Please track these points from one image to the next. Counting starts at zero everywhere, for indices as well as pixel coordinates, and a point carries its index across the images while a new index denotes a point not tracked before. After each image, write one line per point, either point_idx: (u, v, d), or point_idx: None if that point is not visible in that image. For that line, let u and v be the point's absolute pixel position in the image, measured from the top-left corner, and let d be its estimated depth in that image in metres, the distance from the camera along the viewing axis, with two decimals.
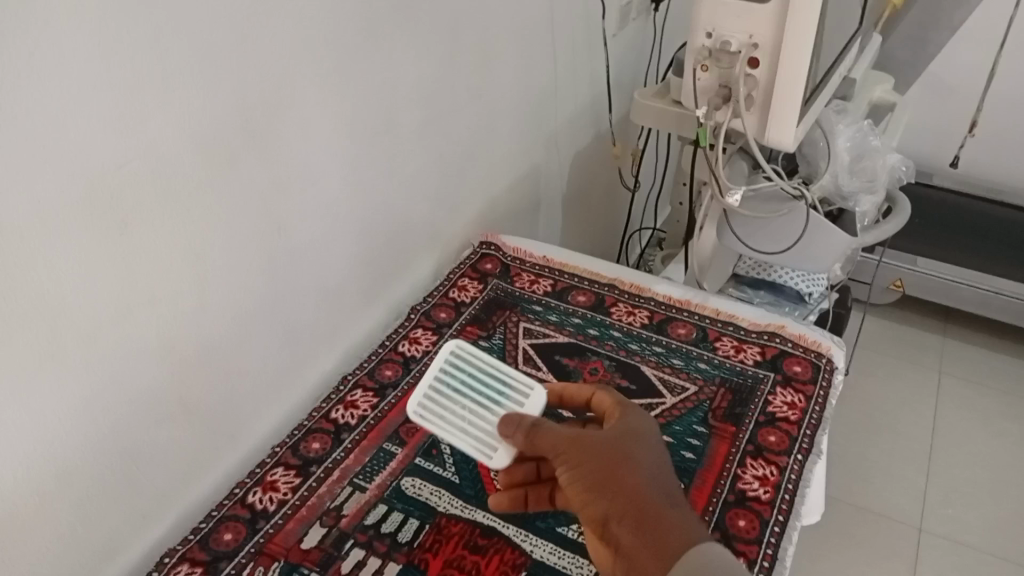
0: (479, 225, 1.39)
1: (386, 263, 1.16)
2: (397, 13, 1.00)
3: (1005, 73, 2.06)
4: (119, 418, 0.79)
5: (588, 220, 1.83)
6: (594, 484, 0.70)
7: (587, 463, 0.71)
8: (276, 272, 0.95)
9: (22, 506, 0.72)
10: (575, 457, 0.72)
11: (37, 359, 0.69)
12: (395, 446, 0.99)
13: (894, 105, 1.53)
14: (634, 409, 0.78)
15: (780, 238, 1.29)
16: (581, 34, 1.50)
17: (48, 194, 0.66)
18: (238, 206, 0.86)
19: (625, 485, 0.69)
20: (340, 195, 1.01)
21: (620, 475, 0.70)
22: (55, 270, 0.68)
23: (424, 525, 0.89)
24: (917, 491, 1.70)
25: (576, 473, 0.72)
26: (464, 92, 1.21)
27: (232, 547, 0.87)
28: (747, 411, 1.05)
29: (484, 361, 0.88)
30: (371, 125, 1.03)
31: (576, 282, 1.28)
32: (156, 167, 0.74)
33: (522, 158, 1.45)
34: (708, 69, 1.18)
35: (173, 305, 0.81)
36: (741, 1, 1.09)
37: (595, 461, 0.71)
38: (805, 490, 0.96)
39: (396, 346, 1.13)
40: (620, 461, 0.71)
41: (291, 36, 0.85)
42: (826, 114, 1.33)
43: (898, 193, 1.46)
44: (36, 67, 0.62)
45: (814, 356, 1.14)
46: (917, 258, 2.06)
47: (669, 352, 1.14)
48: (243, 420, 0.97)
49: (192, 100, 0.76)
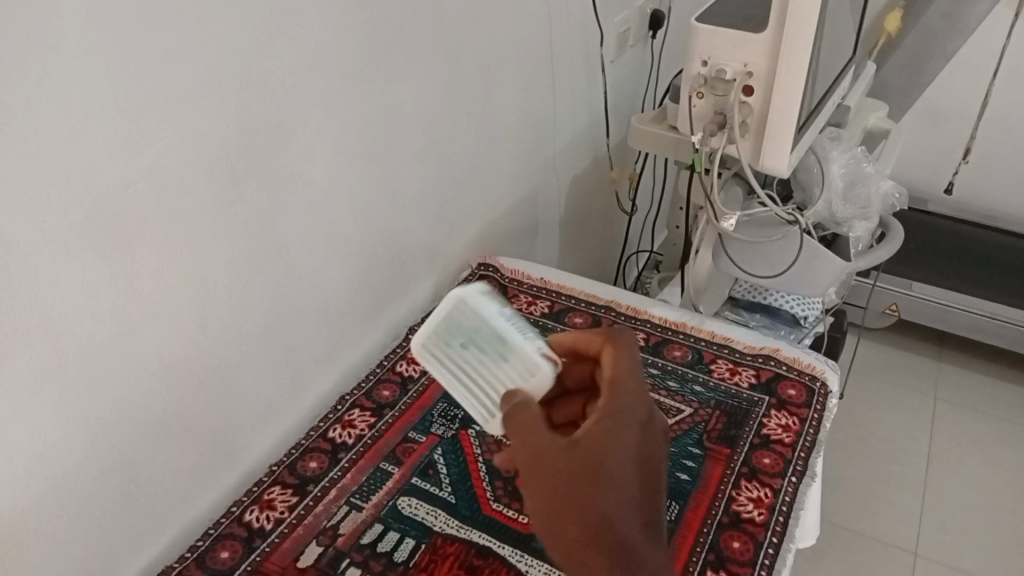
0: (478, 247, 1.40)
1: (386, 284, 1.18)
2: (400, 39, 1.02)
3: (998, 102, 2.08)
4: (118, 435, 0.80)
5: (586, 243, 1.85)
6: (550, 522, 0.65)
7: (540, 501, 0.65)
8: (276, 291, 0.96)
9: (23, 519, 0.73)
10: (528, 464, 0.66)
11: (38, 376, 0.70)
12: (392, 466, 0.99)
13: (889, 131, 1.55)
14: (623, 419, 0.66)
15: (774, 263, 1.31)
16: (580, 62, 1.53)
17: (52, 215, 0.67)
18: (241, 230, 0.87)
19: (571, 544, 0.64)
20: (341, 216, 1.03)
21: (572, 527, 0.63)
22: (58, 290, 0.70)
23: (419, 545, 0.90)
24: (912, 515, 1.70)
25: (532, 502, 0.66)
26: (465, 116, 1.23)
27: (229, 566, 0.87)
28: (741, 434, 1.06)
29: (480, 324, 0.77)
30: (373, 149, 1.05)
31: (573, 303, 1.29)
32: (159, 190, 0.76)
33: (521, 180, 1.47)
34: (704, 97, 1.21)
35: (174, 323, 0.82)
36: (736, 31, 1.12)
37: (546, 501, 0.64)
38: (800, 512, 0.97)
39: (394, 366, 1.14)
40: (574, 508, 0.63)
41: (294, 62, 0.87)
42: (821, 141, 1.36)
43: (891, 219, 1.49)
44: (46, 91, 0.64)
45: (809, 379, 1.15)
46: (913, 283, 2.06)
47: (664, 374, 1.15)
48: (241, 439, 0.97)
49: (195, 124, 0.77)
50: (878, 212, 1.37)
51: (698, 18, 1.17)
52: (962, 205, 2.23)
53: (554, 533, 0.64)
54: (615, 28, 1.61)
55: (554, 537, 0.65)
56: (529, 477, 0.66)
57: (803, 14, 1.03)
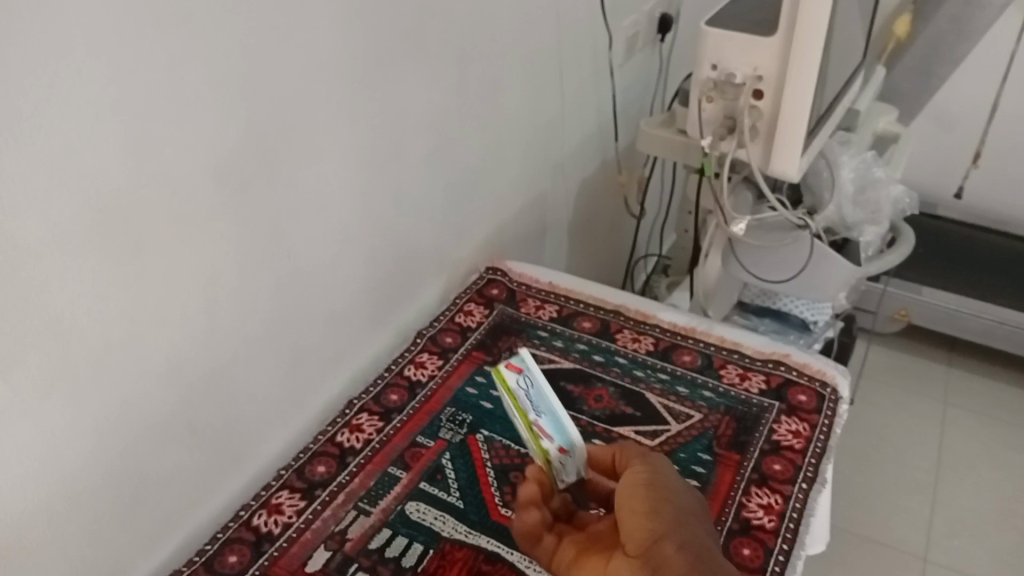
0: (486, 251, 1.40)
1: (394, 288, 1.17)
2: (408, 41, 1.02)
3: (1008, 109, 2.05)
4: (127, 438, 0.80)
5: (594, 247, 1.85)
6: (663, 498, 0.70)
7: (662, 481, 0.72)
8: (285, 294, 0.95)
9: (33, 523, 0.72)
10: (643, 462, 0.75)
11: (50, 378, 0.70)
12: (400, 470, 0.99)
13: (898, 135, 1.54)
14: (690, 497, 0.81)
15: (785, 268, 1.32)
16: (589, 66, 1.53)
17: (62, 218, 0.67)
18: (251, 232, 0.87)
19: (682, 520, 0.68)
20: (351, 219, 1.03)
21: (687, 510, 0.70)
22: (68, 293, 0.70)
23: (428, 550, 0.89)
24: (923, 521, 1.69)
25: (649, 481, 0.72)
26: (474, 119, 1.23)
27: (237, 569, 0.87)
28: (751, 439, 1.06)
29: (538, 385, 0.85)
30: (383, 153, 1.04)
31: (581, 308, 1.28)
32: (168, 193, 0.76)
33: (529, 184, 1.46)
34: (713, 100, 1.21)
35: (182, 327, 0.82)
36: (746, 35, 1.12)
37: (667, 485, 0.72)
38: (811, 519, 0.96)
39: (402, 370, 1.14)
40: (689, 500, 0.72)
41: (303, 64, 0.87)
42: (830, 145, 1.34)
43: (902, 224, 1.49)
44: (56, 94, 0.64)
45: (819, 385, 1.14)
46: (922, 287, 2.03)
47: (674, 379, 1.15)
48: (249, 442, 0.97)
49: (205, 128, 0.77)
50: (888, 217, 1.38)
51: (708, 21, 1.16)
52: (971, 209, 2.18)
53: (664, 506, 0.69)
54: (623, 31, 1.61)
55: (663, 509, 0.69)
56: (650, 466, 0.75)
57: (813, 17, 1.03)
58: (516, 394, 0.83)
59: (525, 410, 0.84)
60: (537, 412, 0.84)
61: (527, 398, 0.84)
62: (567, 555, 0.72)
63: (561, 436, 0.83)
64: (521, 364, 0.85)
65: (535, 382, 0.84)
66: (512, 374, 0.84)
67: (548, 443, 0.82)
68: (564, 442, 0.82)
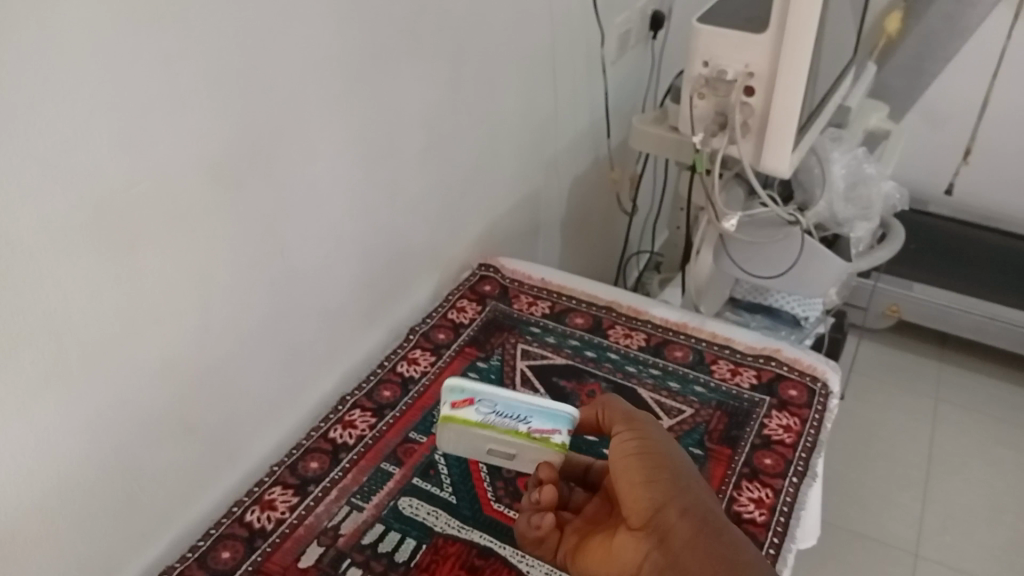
0: (479, 248, 1.40)
1: (386, 285, 1.17)
2: (401, 39, 1.02)
3: (999, 106, 2.05)
4: (122, 435, 0.80)
5: (587, 243, 1.85)
6: (659, 462, 0.69)
7: (654, 444, 0.71)
8: (277, 292, 0.95)
9: (28, 520, 0.73)
10: (635, 425, 0.74)
11: (43, 377, 0.70)
12: (393, 466, 0.99)
13: (889, 133, 1.56)
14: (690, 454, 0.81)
15: (776, 263, 1.32)
16: (582, 63, 1.54)
17: (57, 213, 0.67)
18: (244, 230, 0.87)
19: (681, 481, 0.67)
20: (344, 217, 1.03)
21: (685, 469, 0.69)
22: (63, 291, 0.70)
23: (421, 545, 0.90)
24: (913, 516, 1.70)
25: (641, 447, 0.71)
26: (467, 117, 1.23)
27: (230, 565, 0.87)
28: (742, 434, 1.06)
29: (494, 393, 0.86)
30: (376, 150, 1.05)
31: (574, 304, 1.29)
32: (162, 188, 0.76)
33: (521, 182, 1.47)
34: (705, 97, 1.21)
35: (178, 323, 0.82)
36: (738, 31, 1.12)
37: (660, 446, 0.71)
38: (801, 512, 0.97)
39: (395, 367, 1.14)
40: (685, 458, 0.71)
41: (297, 61, 0.87)
42: (820, 142, 1.36)
43: (892, 220, 1.50)
44: (51, 91, 0.64)
45: (810, 380, 1.15)
46: (914, 283, 2.06)
47: (666, 375, 1.15)
48: (242, 438, 0.97)
49: (199, 125, 0.78)
50: (879, 213, 1.38)
51: (700, 19, 1.17)
52: (962, 206, 2.19)
53: (661, 470, 0.68)
54: (615, 29, 1.61)
55: (659, 475, 0.68)
56: (640, 430, 0.73)
57: (805, 15, 1.03)
58: (489, 422, 0.84)
59: (510, 426, 0.84)
60: (523, 420, 0.84)
61: (502, 417, 0.84)
62: (572, 542, 0.72)
63: (559, 422, 0.84)
64: (471, 396, 0.86)
65: (498, 399, 0.86)
66: (470, 410, 0.85)
67: (556, 435, 0.83)
68: (565, 423, 0.84)
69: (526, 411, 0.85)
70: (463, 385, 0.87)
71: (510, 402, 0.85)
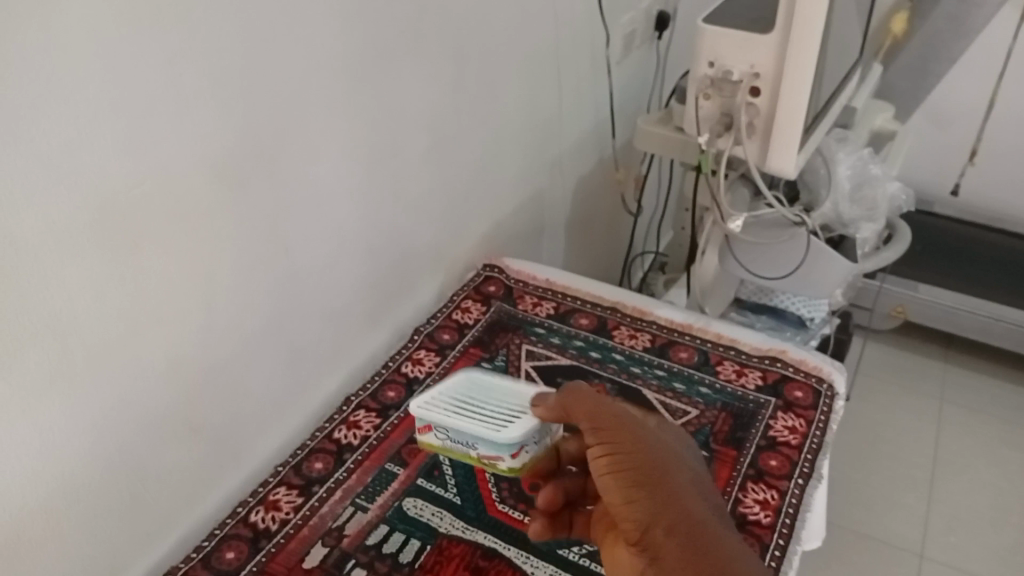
0: (484, 249, 1.40)
1: (390, 286, 1.17)
2: (405, 38, 1.02)
3: (1005, 106, 2.04)
4: (127, 435, 0.80)
5: (591, 243, 1.85)
6: (638, 476, 0.67)
7: (632, 453, 0.69)
8: (281, 292, 0.95)
9: (32, 520, 0.73)
10: (609, 430, 0.72)
11: (48, 376, 0.70)
12: (397, 466, 0.99)
13: (894, 133, 1.54)
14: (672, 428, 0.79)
15: (781, 264, 1.32)
16: (586, 63, 1.53)
17: (61, 212, 0.67)
18: (249, 230, 0.87)
19: (663, 496, 0.65)
20: (348, 218, 1.03)
21: (666, 478, 0.67)
22: (67, 290, 0.70)
23: (425, 546, 0.90)
24: (919, 518, 1.70)
25: (618, 460, 0.69)
26: (471, 117, 1.23)
27: (234, 566, 0.87)
28: (747, 436, 1.06)
29: (444, 421, 0.85)
30: (380, 150, 1.05)
31: (578, 305, 1.28)
32: (166, 187, 0.76)
33: (526, 182, 1.46)
34: (710, 98, 1.21)
35: (182, 323, 0.82)
36: (743, 32, 1.12)
37: (638, 455, 0.69)
38: (807, 514, 0.96)
39: (399, 367, 1.14)
40: (667, 462, 0.68)
41: (301, 62, 0.87)
42: (826, 143, 1.35)
43: (898, 220, 1.49)
44: (55, 91, 0.64)
45: (816, 382, 1.14)
46: (919, 284, 2.05)
47: (671, 376, 1.15)
48: (246, 438, 0.97)
49: (203, 125, 0.77)
50: (884, 214, 1.38)
51: (705, 20, 1.16)
52: (967, 207, 2.18)
53: (642, 486, 0.66)
54: (620, 29, 1.61)
55: (641, 491, 0.66)
56: (614, 437, 0.71)
57: (810, 15, 1.03)
58: (445, 446, 0.87)
59: (463, 450, 0.86)
60: (472, 446, 0.84)
61: (454, 442, 0.86)
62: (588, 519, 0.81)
63: (500, 452, 0.82)
64: (427, 422, 0.86)
65: (446, 430, 0.85)
66: (428, 435, 0.87)
67: (501, 462, 0.83)
68: (506, 451, 0.82)
69: (473, 439, 0.84)
70: (421, 410, 0.87)
71: (460, 431, 0.84)
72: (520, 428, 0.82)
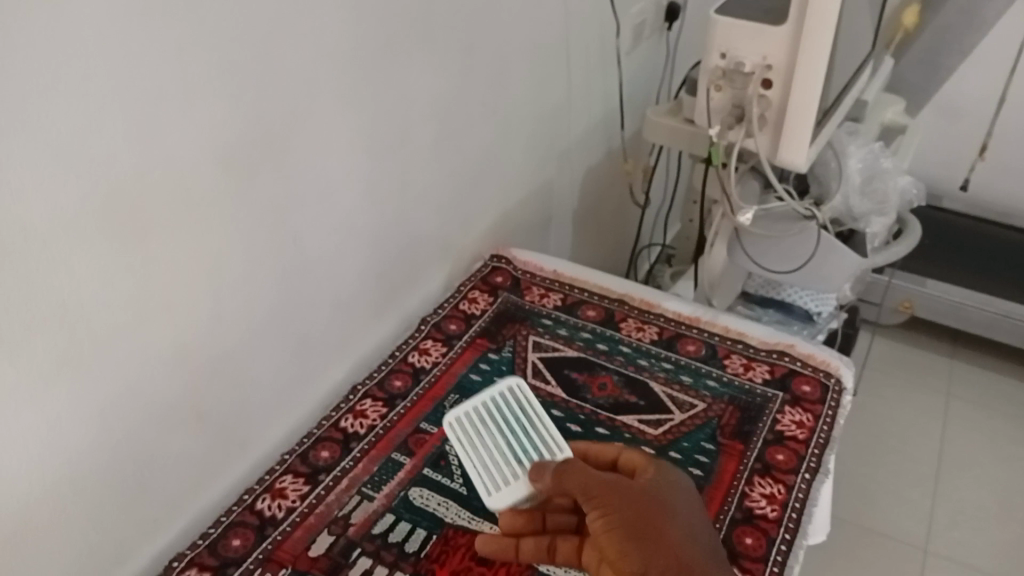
0: (490, 239, 1.39)
1: (397, 275, 1.17)
2: (413, 27, 1.01)
3: (1016, 101, 2.03)
4: (133, 423, 0.80)
5: (598, 235, 1.84)
6: (631, 536, 0.71)
7: (628, 518, 0.72)
8: (288, 280, 0.95)
9: (37, 506, 0.73)
10: (601, 494, 0.75)
11: (54, 364, 0.70)
12: (404, 456, 0.99)
13: (904, 127, 1.54)
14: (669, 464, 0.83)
15: (791, 258, 1.31)
16: (595, 54, 1.52)
17: (69, 203, 0.67)
18: (254, 220, 0.87)
19: (654, 550, 0.70)
20: (356, 206, 1.03)
21: (661, 541, 0.71)
22: (76, 278, 0.70)
23: (431, 536, 0.90)
24: (923, 513, 1.69)
25: (612, 522, 0.73)
26: (479, 108, 1.22)
27: (241, 553, 0.87)
28: (755, 429, 1.06)
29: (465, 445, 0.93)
30: (388, 140, 1.04)
31: (586, 297, 1.28)
32: (173, 175, 0.75)
33: (533, 173, 1.46)
34: (722, 89, 1.20)
35: (188, 311, 0.82)
36: (754, 23, 1.11)
37: (631, 516, 0.72)
38: (813, 509, 0.97)
39: (406, 357, 1.13)
40: (655, 524, 0.72)
41: (310, 50, 0.87)
42: (838, 136, 1.34)
43: (908, 215, 1.48)
44: (63, 79, 0.63)
45: (824, 376, 1.14)
46: (926, 279, 2.03)
47: (678, 368, 1.15)
48: (253, 428, 0.97)
49: (212, 115, 0.77)
50: (895, 209, 1.37)
51: (717, 11, 1.16)
52: (976, 202, 2.17)
53: (635, 544, 0.71)
54: (629, 20, 1.60)
55: (635, 548, 0.71)
56: (605, 501, 0.74)
57: (824, 8, 1.02)
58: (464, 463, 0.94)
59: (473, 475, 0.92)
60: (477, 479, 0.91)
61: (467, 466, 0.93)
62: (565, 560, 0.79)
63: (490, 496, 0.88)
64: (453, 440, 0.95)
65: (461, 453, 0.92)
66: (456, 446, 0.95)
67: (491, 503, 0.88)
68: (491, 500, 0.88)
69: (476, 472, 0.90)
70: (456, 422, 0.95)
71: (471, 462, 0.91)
72: (508, 496, 0.87)
